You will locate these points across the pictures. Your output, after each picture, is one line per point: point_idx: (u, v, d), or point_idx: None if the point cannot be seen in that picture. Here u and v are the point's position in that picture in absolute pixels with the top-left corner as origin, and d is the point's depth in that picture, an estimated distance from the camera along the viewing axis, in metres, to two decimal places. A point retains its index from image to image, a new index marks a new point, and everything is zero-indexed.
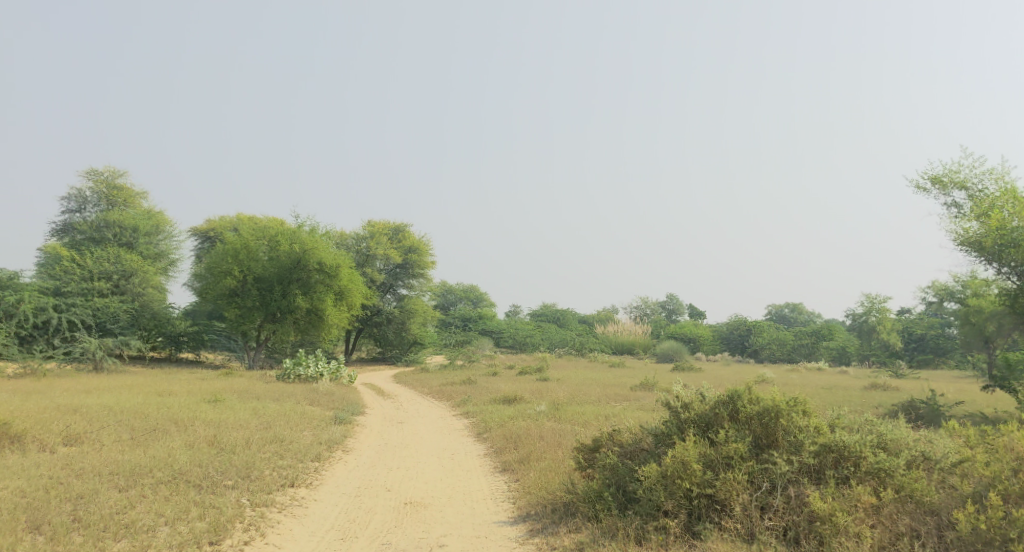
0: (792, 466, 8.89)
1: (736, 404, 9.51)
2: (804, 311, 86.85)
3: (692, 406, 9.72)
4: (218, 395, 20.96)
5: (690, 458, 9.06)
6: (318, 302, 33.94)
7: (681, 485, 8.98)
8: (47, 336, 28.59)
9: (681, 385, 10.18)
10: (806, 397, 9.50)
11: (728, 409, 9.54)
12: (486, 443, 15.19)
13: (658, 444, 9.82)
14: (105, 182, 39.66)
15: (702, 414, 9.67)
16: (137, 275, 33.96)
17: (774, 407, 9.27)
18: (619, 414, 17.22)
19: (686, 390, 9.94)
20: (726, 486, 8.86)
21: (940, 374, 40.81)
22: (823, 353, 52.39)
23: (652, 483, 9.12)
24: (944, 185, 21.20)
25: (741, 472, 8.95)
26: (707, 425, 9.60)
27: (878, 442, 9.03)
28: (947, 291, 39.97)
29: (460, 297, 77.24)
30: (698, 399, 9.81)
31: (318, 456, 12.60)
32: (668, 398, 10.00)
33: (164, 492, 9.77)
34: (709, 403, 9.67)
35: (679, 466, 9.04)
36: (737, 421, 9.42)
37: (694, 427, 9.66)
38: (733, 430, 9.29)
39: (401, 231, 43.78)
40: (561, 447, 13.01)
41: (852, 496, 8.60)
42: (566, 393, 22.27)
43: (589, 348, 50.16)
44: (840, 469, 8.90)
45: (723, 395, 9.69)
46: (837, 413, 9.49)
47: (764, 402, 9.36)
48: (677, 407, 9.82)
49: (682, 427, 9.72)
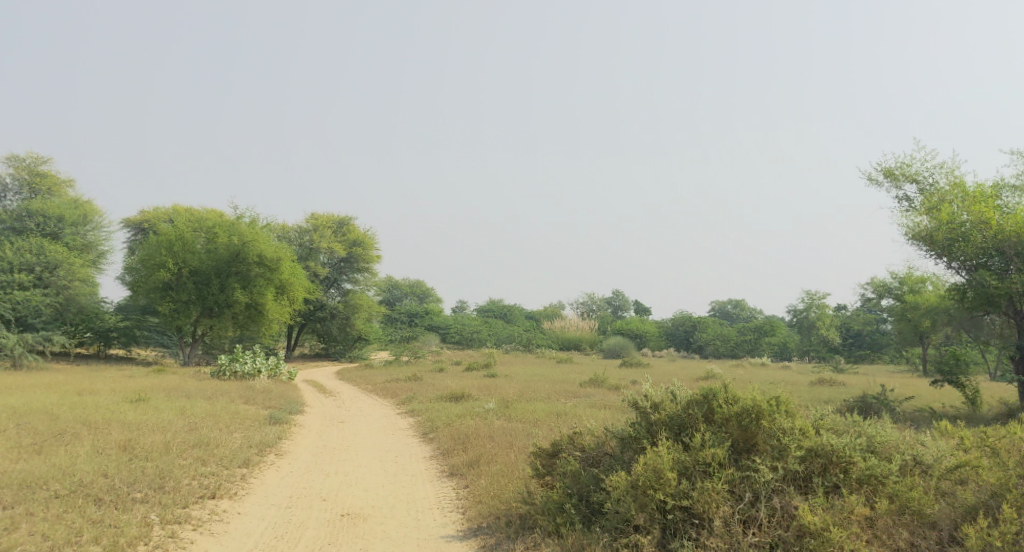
0: (776, 474, 8.18)
1: (712, 404, 8.78)
2: (747, 308, 87.78)
3: (663, 406, 8.95)
4: (143, 393, 19.62)
5: (663, 466, 8.28)
6: (258, 296, 32.47)
7: (654, 497, 8.20)
8: None
9: (649, 383, 9.39)
10: (786, 396, 8.82)
11: (703, 409, 8.82)
12: (432, 445, 14.22)
13: (624, 449, 9.04)
14: (27, 169, 37.44)
15: (673, 415, 8.91)
16: (63, 267, 31.63)
17: (755, 407, 8.56)
18: (572, 413, 16.42)
19: (656, 389, 9.17)
20: (705, 497, 8.09)
21: (877, 369, 41.33)
22: (765, 349, 52.59)
23: (620, 494, 8.33)
24: (895, 178, 20.84)
25: (720, 481, 8.19)
26: (680, 428, 8.83)
27: (867, 446, 8.39)
28: (885, 286, 40.28)
29: (406, 293, 76.02)
30: (669, 399, 9.05)
31: (248, 461, 11.52)
32: (636, 398, 9.21)
33: (58, 509, 8.61)
34: (681, 404, 8.93)
35: (652, 475, 8.26)
36: (713, 422, 8.69)
37: (666, 429, 8.87)
38: (710, 433, 8.55)
39: (345, 223, 42.37)
40: (514, 449, 12.12)
41: (844, 507, 7.93)
42: (515, 390, 21.44)
43: (537, 344, 49.49)
44: (826, 476, 8.22)
45: (697, 394, 8.96)
46: (821, 413, 8.80)
47: (743, 402, 8.64)
48: (646, 407, 9.04)
49: (651, 429, 8.94)
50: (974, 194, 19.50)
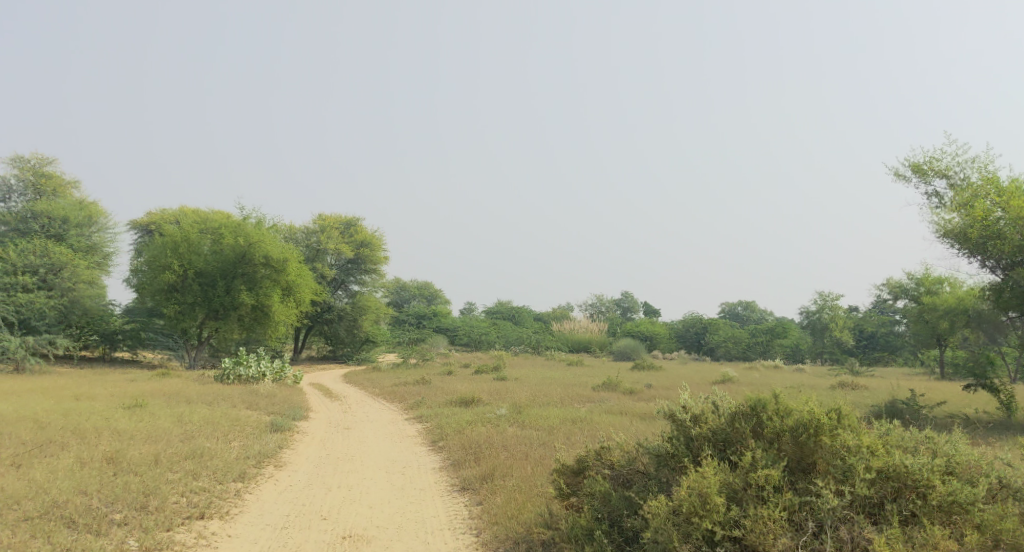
0: (842, 500, 7.40)
1: (761, 417, 7.98)
2: (757, 310, 86.69)
3: (705, 420, 8.15)
4: (141, 399, 18.87)
5: (711, 489, 7.49)
6: (264, 298, 31.66)
7: (700, 525, 7.41)
8: None
9: (686, 393, 8.59)
10: (846, 409, 8.00)
11: (750, 423, 8.02)
12: (441, 454, 13.41)
13: (660, 467, 8.24)
14: (32, 170, 36.82)
15: (716, 429, 8.11)
16: (67, 269, 30.93)
17: (812, 422, 7.75)
18: (588, 420, 15.55)
19: (696, 400, 8.38)
20: (760, 527, 7.31)
21: (892, 371, 40.35)
22: (777, 351, 51.59)
23: (660, 522, 7.52)
24: (923, 173, 19.04)
25: (776, 508, 7.40)
26: (725, 444, 8.03)
27: (946, 467, 7.64)
28: (901, 288, 39.08)
29: (414, 294, 75.20)
30: (711, 411, 8.25)
31: (244, 474, 10.73)
32: (674, 410, 8.41)
33: (25, 534, 7.83)
34: (725, 418, 8.12)
35: (697, 501, 7.48)
36: (764, 437, 7.90)
37: (709, 445, 8.07)
38: (761, 451, 7.75)
39: (353, 224, 41.61)
40: (530, 461, 11.30)
41: (928, 541, 7.17)
42: (527, 394, 20.58)
43: (546, 346, 48.62)
44: (900, 502, 7.45)
45: (743, 405, 8.16)
46: (887, 428, 8.01)
47: (798, 416, 7.83)
48: (686, 421, 8.23)
49: (693, 446, 8.14)
50: (1010, 189, 18.26)
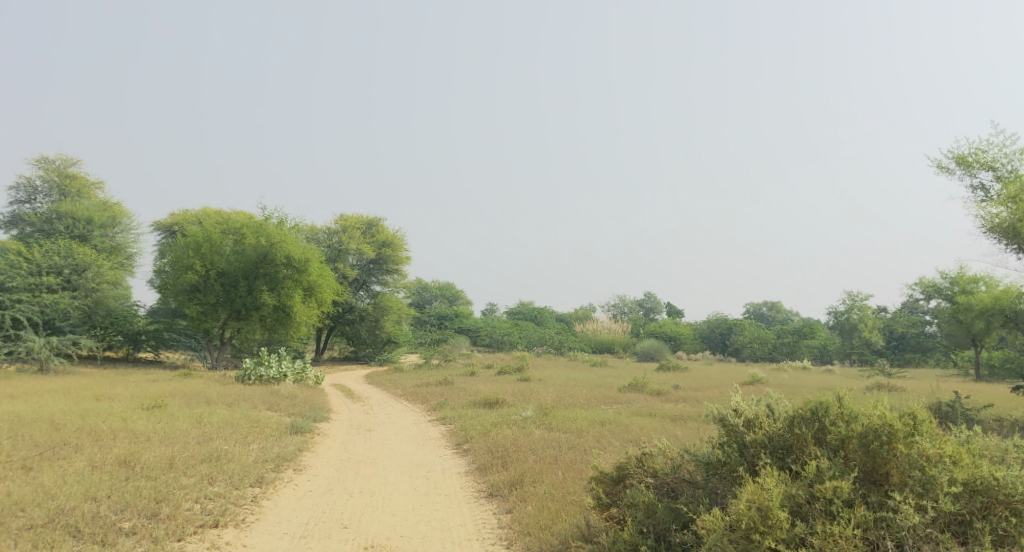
0: (925, 517, 6.94)
1: (824, 423, 7.55)
2: (782, 311, 85.49)
3: (761, 426, 7.72)
4: (160, 399, 18.50)
5: (772, 504, 7.05)
6: (286, 298, 31.28)
7: (760, 543, 6.95)
8: None
9: (738, 397, 8.16)
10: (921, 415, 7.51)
11: (812, 429, 7.58)
12: (467, 457, 12.89)
13: (710, 476, 7.86)
14: (57, 171, 36.79)
15: (774, 437, 7.69)
16: (91, 269, 30.80)
17: (884, 429, 7.29)
18: (617, 422, 14.94)
19: (749, 404, 7.98)
20: (829, 545, 6.87)
21: (925, 373, 39.23)
22: (804, 352, 50.62)
23: (717, 539, 7.08)
24: (967, 166, 18.27)
25: (848, 525, 6.95)
26: (785, 452, 7.61)
27: None
28: (934, 287, 38.01)
29: (435, 295, 74.73)
30: (766, 416, 7.84)
31: (261, 478, 10.26)
32: (726, 416, 8.01)
33: (26, 546, 7.42)
34: (783, 424, 7.69)
35: (757, 516, 7.04)
36: (828, 445, 7.47)
37: (767, 454, 7.64)
38: (827, 461, 7.30)
39: (374, 224, 41.31)
40: (561, 467, 10.78)
41: None
42: (553, 395, 20.01)
43: (568, 346, 47.97)
44: (992, 519, 6.96)
45: (803, 409, 7.73)
46: (969, 436, 7.52)
47: (867, 422, 7.38)
48: (739, 427, 7.83)
49: (747, 454, 7.74)
50: None
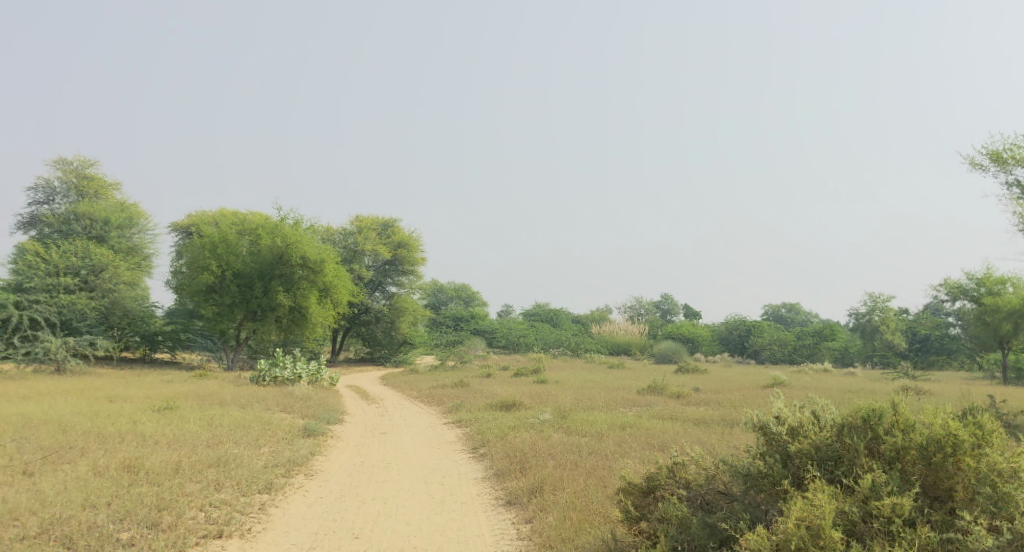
0: (997, 539, 6.58)
1: (878, 432, 7.29)
2: (802, 312, 84.57)
3: (807, 436, 7.45)
4: (172, 400, 18.20)
5: (824, 522, 6.72)
6: (302, 299, 30.96)
7: None
8: (6, 335, 25.94)
9: (779, 403, 7.86)
10: (988, 423, 7.16)
11: (866, 439, 7.30)
12: (484, 462, 12.45)
13: (749, 489, 7.58)
14: (75, 172, 36.74)
15: (822, 446, 7.41)
16: (108, 270, 30.60)
17: (946, 439, 7.00)
18: (638, 426, 14.44)
19: (792, 410, 7.72)
20: None
21: (950, 376, 38.38)
22: (824, 354, 49.74)
23: None
24: (1003, 162, 17.61)
25: (909, 546, 6.66)
26: (834, 464, 7.33)
27: None
28: (960, 288, 36.99)
29: (451, 296, 74.44)
30: (811, 424, 7.56)
31: (270, 483, 9.86)
32: (768, 424, 7.74)
33: None
34: (832, 434, 7.41)
35: (808, 536, 6.71)
36: (882, 456, 7.21)
37: (815, 467, 7.35)
38: (885, 477, 7.01)
39: (390, 225, 41.01)
40: (583, 474, 10.34)
41: None
42: (571, 398, 19.53)
43: (585, 348, 47.42)
44: None
45: (854, 417, 7.45)
46: None
47: (929, 434, 7.08)
48: (782, 437, 7.57)
49: (791, 465, 7.47)
50: None
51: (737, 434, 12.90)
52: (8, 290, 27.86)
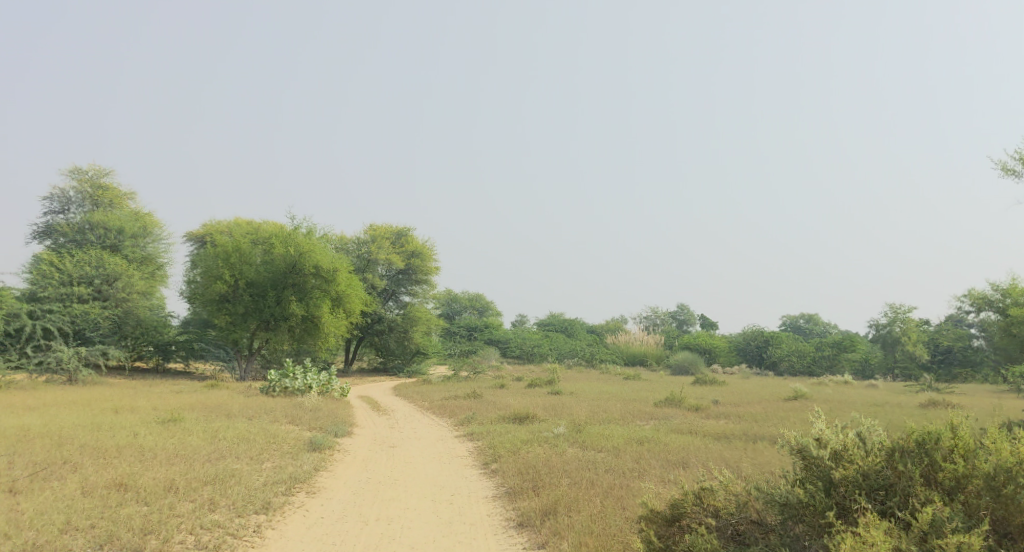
0: None
1: (935, 460, 7.42)
2: (820, 323, 83.45)
3: (854, 463, 7.61)
4: (177, 412, 17.73)
5: None
6: (314, 308, 30.48)
7: None
8: (20, 345, 25.69)
9: (821, 426, 8.00)
10: None
11: (922, 468, 7.43)
12: (495, 479, 11.88)
13: (787, 520, 7.73)
14: (90, 181, 36.55)
15: (870, 474, 7.55)
16: (122, 279, 30.25)
17: (1010, 468, 7.10)
18: (656, 441, 13.82)
19: (834, 432, 7.86)
20: None
21: (973, 389, 37.41)
22: (844, 366, 49.14)
23: None
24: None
25: None
26: (885, 493, 7.48)
27: None
28: (984, 299, 35.15)
29: (465, 306, 73.92)
30: (856, 449, 7.72)
31: (269, 502, 9.31)
32: (809, 447, 7.86)
33: None
34: (883, 463, 7.56)
35: None
36: (940, 485, 7.35)
37: (864, 495, 7.49)
38: (946, 509, 7.12)
39: (404, 234, 40.59)
40: (601, 494, 9.81)
41: None
42: (586, 410, 18.92)
43: (600, 359, 46.62)
44: None
45: (908, 443, 7.59)
46: None
47: (992, 462, 7.18)
48: (827, 463, 7.72)
49: (837, 493, 7.59)
50: None
51: (761, 451, 12.27)
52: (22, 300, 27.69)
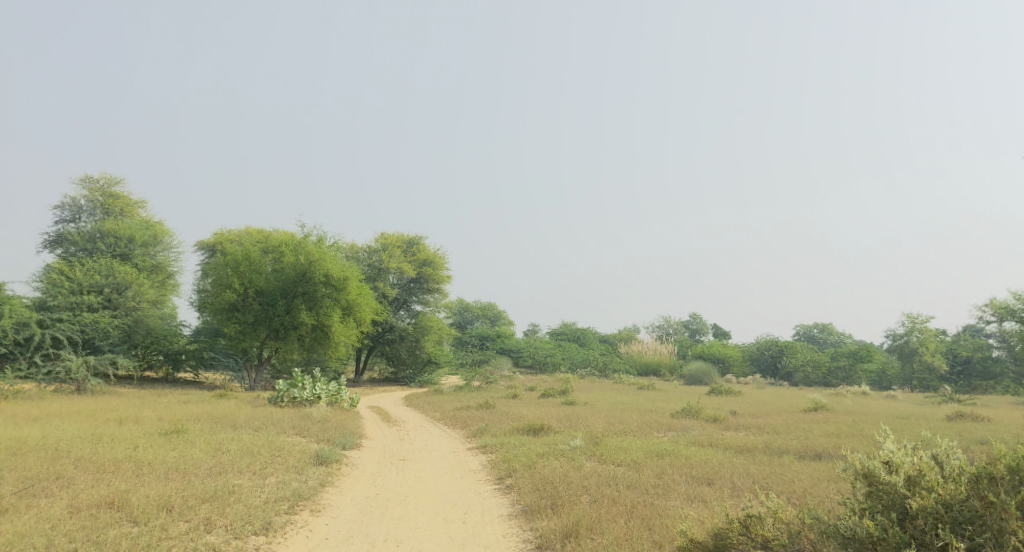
0: None
1: None
2: (834, 333, 82.40)
3: (936, 493, 7.63)
4: (182, 423, 17.19)
5: None
6: (324, 317, 29.92)
7: None
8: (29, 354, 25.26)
9: (889, 448, 7.96)
10: None
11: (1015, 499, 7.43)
12: (512, 495, 11.27)
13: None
14: (101, 190, 36.20)
15: (953, 505, 7.58)
16: (132, 288, 29.80)
17: None
18: (678, 455, 13.15)
19: (905, 455, 7.86)
20: None
21: (994, 402, 36.58)
22: (861, 377, 48.11)
23: None
24: None
25: None
26: (973, 525, 7.50)
27: None
28: (1007, 308, 34.46)
29: (477, 315, 73.24)
30: (935, 477, 7.73)
31: (270, 522, 8.72)
32: (880, 471, 7.88)
33: None
34: (969, 494, 7.58)
35: None
36: None
37: (949, 527, 7.52)
38: None
39: (415, 243, 40.08)
40: (626, 514, 9.22)
41: None
42: (602, 421, 18.27)
43: (613, 369, 45.83)
44: None
45: (996, 472, 7.60)
46: None
47: None
48: (905, 491, 7.73)
49: (918, 525, 7.60)
50: None
51: (792, 468, 11.59)
52: (31, 308, 27.28)
